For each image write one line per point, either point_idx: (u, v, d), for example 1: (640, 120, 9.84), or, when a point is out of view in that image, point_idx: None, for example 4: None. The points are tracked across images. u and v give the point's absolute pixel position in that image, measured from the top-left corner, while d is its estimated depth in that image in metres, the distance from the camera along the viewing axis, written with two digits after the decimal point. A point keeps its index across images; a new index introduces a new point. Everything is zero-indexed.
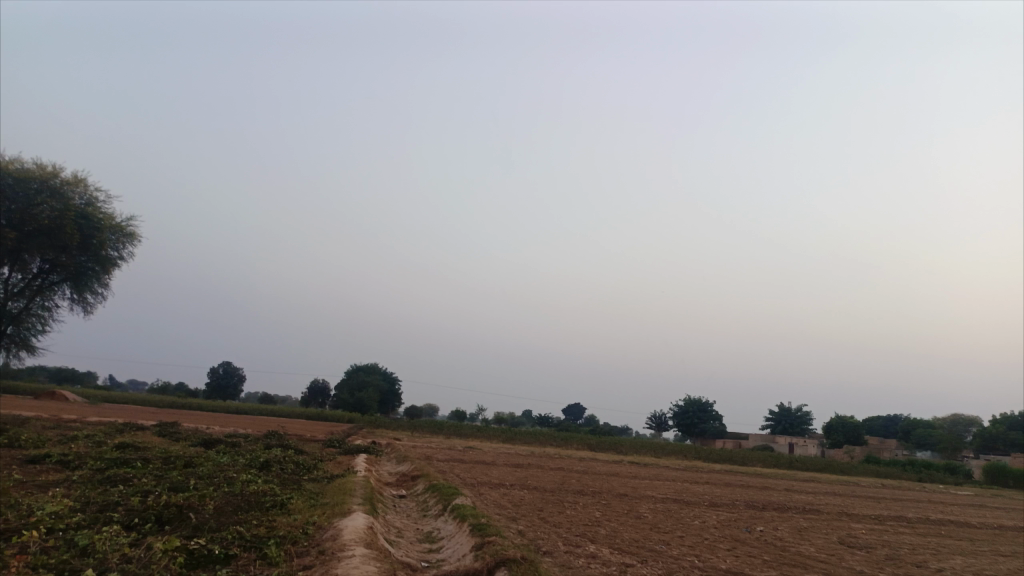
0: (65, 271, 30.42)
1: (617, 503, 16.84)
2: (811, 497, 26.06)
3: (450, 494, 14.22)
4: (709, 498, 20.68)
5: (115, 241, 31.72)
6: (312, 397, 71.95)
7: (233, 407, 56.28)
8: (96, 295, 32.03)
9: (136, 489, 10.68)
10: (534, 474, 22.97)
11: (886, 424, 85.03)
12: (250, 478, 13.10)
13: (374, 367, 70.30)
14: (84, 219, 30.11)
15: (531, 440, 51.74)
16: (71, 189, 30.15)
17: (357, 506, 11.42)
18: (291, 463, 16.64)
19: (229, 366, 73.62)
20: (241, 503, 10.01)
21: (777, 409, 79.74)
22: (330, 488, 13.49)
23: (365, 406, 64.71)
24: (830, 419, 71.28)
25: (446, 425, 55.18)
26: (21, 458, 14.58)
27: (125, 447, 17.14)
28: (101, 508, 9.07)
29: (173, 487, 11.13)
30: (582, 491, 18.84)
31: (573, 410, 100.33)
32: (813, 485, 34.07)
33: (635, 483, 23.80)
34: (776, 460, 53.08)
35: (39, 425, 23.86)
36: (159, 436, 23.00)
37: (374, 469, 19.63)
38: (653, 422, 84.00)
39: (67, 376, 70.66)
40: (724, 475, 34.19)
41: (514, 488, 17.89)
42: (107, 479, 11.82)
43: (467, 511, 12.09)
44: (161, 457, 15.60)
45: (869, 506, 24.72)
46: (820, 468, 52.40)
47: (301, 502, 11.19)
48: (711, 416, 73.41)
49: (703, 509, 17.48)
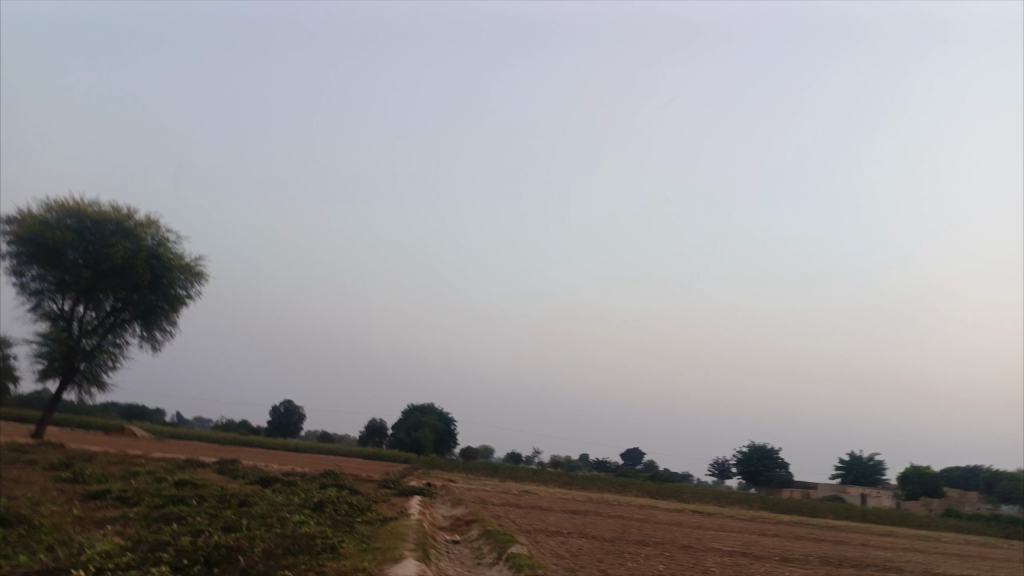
0: (136, 309, 31.35)
1: (680, 555, 15.99)
2: (890, 553, 24.41)
3: (505, 541, 13.70)
4: (779, 552, 19.52)
5: (184, 281, 32.58)
6: (370, 437, 72.08)
7: (292, 445, 56.73)
8: (165, 333, 32.87)
9: (188, 529, 10.54)
10: (592, 521, 22.15)
11: (966, 475, 80.17)
12: (303, 519, 12.85)
13: (430, 408, 70.03)
14: (155, 260, 31.11)
15: (589, 485, 50.50)
16: (143, 230, 31.17)
17: (409, 552, 11.04)
18: (345, 505, 16.39)
19: (290, 404, 74.58)
20: (291, 546, 9.74)
21: (847, 457, 76.12)
22: (384, 532, 13.16)
23: (421, 446, 64.53)
24: (905, 469, 67.60)
25: (502, 467, 54.55)
26: (81, 494, 14.70)
27: (183, 484, 17.21)
28: (151, 548, 8.92)
29: (225, 527, 10.95)
30: (643, 541, 18.00)
31: (632, 454, 97.95)
32: (890, 540, 32.05)
33: (699, 535, 22.67)
34: (848, 512, 50.38)
35: (104, 460, 24.30)
36: (219, 474, 23.12)
37: (427, 513, 19.24)
38: (715, 468, 81.28)
39: (135, 413, 72.64)
40: (793, 527, 32.46)
41: (572, 536, 17.19)
42: (162, 517, 11.75)
43: (523, 560, 11.60)
44: (217, 494, 15.55)
45: (955, 566, 22.99)
46: (895, 521, 49.49)
47: (352, 546, 10.88)
48: (776, 463, 70.59)
49: (774, 564, 16.44)
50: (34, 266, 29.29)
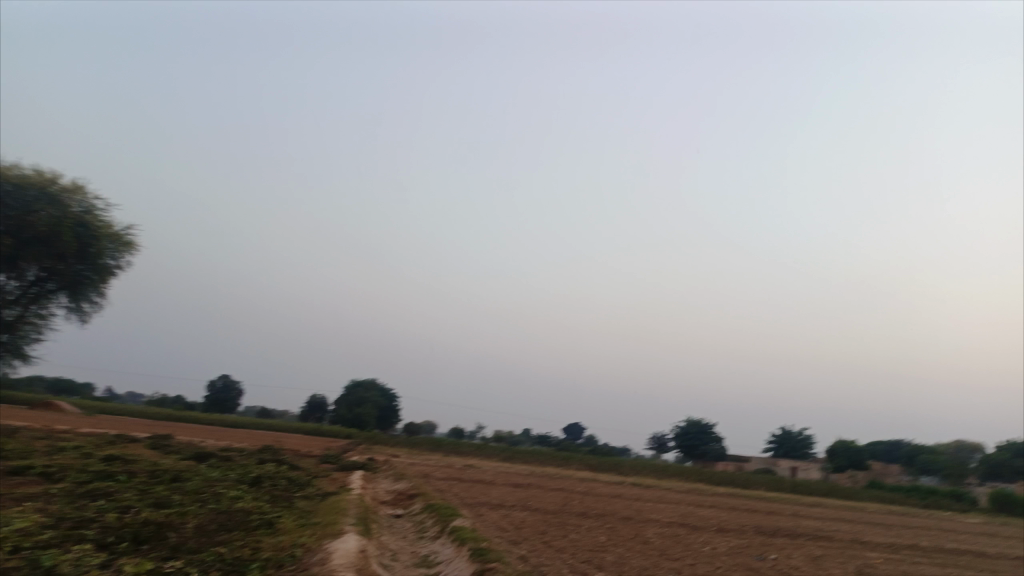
0: (62, 279, 29.93)
1: (622, 527, 16.14)
2: (820, 523, 25.31)
3: (449, 514, 13.58)
4: (717, 523, 19.94)
5: (113, 250, 31.19)
6: (311, 412, 71.11)
7: (230, 420, 55.50)
8: (94, 305, 31.53)
9: (116, 505, 10.06)
10: (534, 495, 22.25)
11: (888, 448, 84.05)
12: (240, 495, 12.45)
13: (373, 383, 69.45)
14: (82, 227, 29.64)
15: (531, 459, 51.00)
16: (69, 196, 29.67)
17: (350, 527, 10.79)
18: (283, 480, 15.97)
19: (228, 379, 72.94)
20: (226, 522, 9.38)
21: (779, 431, 78.74)
22: (324, 506, 12.87)
23: (363, 422, 64.02)
24: (832, 443, 70.37)
25: (445, 442, 54.55)
26: (2, 470, 13.95)
27: (113, 460, 16.50)
28: (75, 525, 8.47)
29: (157, 503, 10.48)
30: (585, 514, 18.14)
31: (573, 430, 99.44)
32: (820, 511, 33.29)
33: (639, 507, 23.05)
34: (780, 484, 52.22)
35: (28, 435, 23.24)
36: (152, 449, 22.33)
37: (369, 488, 18.97)
38: (653, 443, 83.14)
39: (64, 387, 69.92)
40: (728, 499, 33.38)
41: (515, 509, 17.18)
42: (88, 493, 11.21)
43: (466, 534, 11.47)
44: (148, 470, 14.94)
45: (880, 534, 23.97)
46: (823, 493, 51.53)
47: (290, 522, 10.57)
48: (712, 438, 72.60)
49: (711, 535, 16.77)
50: None
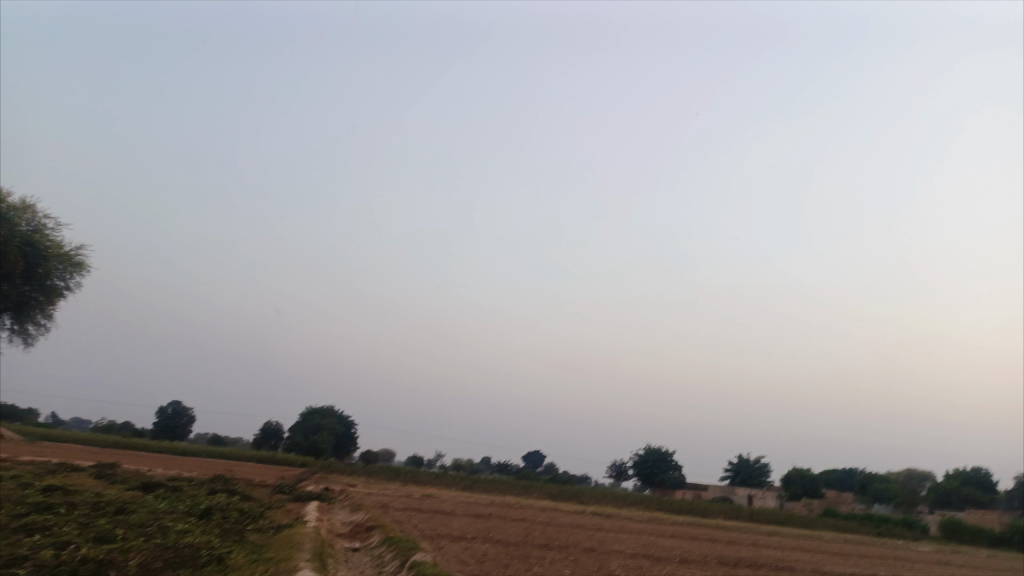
0: (6, 300, 28.76)
1: (585, 559, 15.85)
2: (779, 553, 25.33)
3: (409, 548, 13.13)
4: (679, 553, 19.77)
5: (62, 271, 30.09)
6: (265, 440, 69.30)
7: (180, 448, 53.71)
8: (39, 327, 30.33)
9: (53, 540, 9.44)
10: (495, 525, 21.82)
11: (842, 476, 85.18)
12: (189, 528, 11.85)
13: (330, 410, 68.08)
14: (31, 247, 28.60)
15: (491, 488, 50.38)
16: (18, 215, 28.62)
17: (305, 563, 10.29)
18: (235, 511, 15.31)
19: (179, 406, 70.70)
20: (172, 559, 8.86)
21: (736, 459, 79.29)
22: (278, 540, 12.32)
23: (319, 449, 62.61)
24: (788, 471, 71.00)
25: (403, 470, 53.61)
26: None
27: (53, 490, 15.63)
28: (7, 563, 7.88)
29: (98, 538, 9.89)
30: (547, 545, 17.82)
31: (533, 457, 98.72)
32: (778, 540, 33.39)
33: (601, 537, 22.77)
34: (738, 513, 52.43)
35: None
36: (96, 479, 21.34)
37: (325, 519, 18.36)
38: (613, 471, 82.95)
39: (3, 412, 66.92)
40: (688, 528, 33.30)
41: (476, 541, 16.78)
42: (25, 527, 10.55)
43: (428, 568, 11.08)
44: (91, 502, 14.13)
45: (838, 564, 24.07)
46: (780, 521, 51.85)
47: (241, 557, 10.05)
48: (671, 466, 72.71)
49: (675, 566, 16.58)
50: None
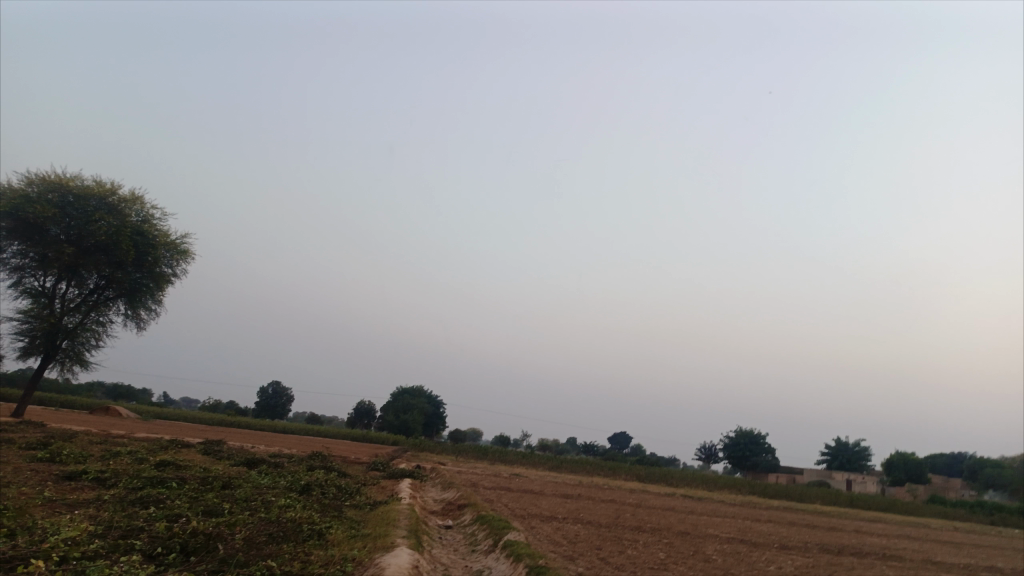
0: (120, 287, 30.49)
1: (679, 542, 15.45)
2: (885, 540, 24.12)
3: (501, 527, 13.12)
4: (778, 539, 19.08)
5: (169, 259, 31.72)
6: (358, 419, 71.63)
7: (280, 426, 56.11)
8: (150, 312, 31.98)
9: (166, 513, 9.92)
10: (585, 506, 21.67)
11: (950, 461, 80.66)
12: (290, 503, 12.24)
13: (420, 390, 69.56)
14: (140, 236, 30.31)
15: (578, 469, 50.29)
16: (128, 206, 30.30)
17: (402, 540, 10.40)
18: (332, 488, 15.77)
19: (278, 386, 73.86)
20: (275, 534, 9.12)
21: (833, 443, 76.31)
22: (374, 516, 12.59)
23: (410, 428, 64.17)
24: (890, 456, 67.79)
25: (491, 450, 54.24)
26: (57, 475, 14.02)
27: (165, 465, 16.53)
28: (124, 534, 8.28)
29: (206, 511, 10.33)
30: (640, 527, 17.54)
31: (620, 439, 98.13)
32: (882, 527, 31.85)
33: (694, 520, 22.29)
34: (836, 498, 50.48)
35: (85, 440, 23.60)
36: (204, 455, 22.49)
37: (418, 497, 18.74)
38: (702, 453, 81.44)
39: (122, 393, 71.86)
40: (784, 513, 32.20)
41: (568, 522, 16.68)
42: (140, 500, 11.14)
43: (522, 548, 10.99)
44: (199, 476, 14.82)
45: (952, 553, 22.70)
46: (882, 507, 49.57)
47: (340, 533, 10.29)
48: (763, 448, 70.71)
49: (774, 552, 15.99)
50: (15, 241, 28.29)
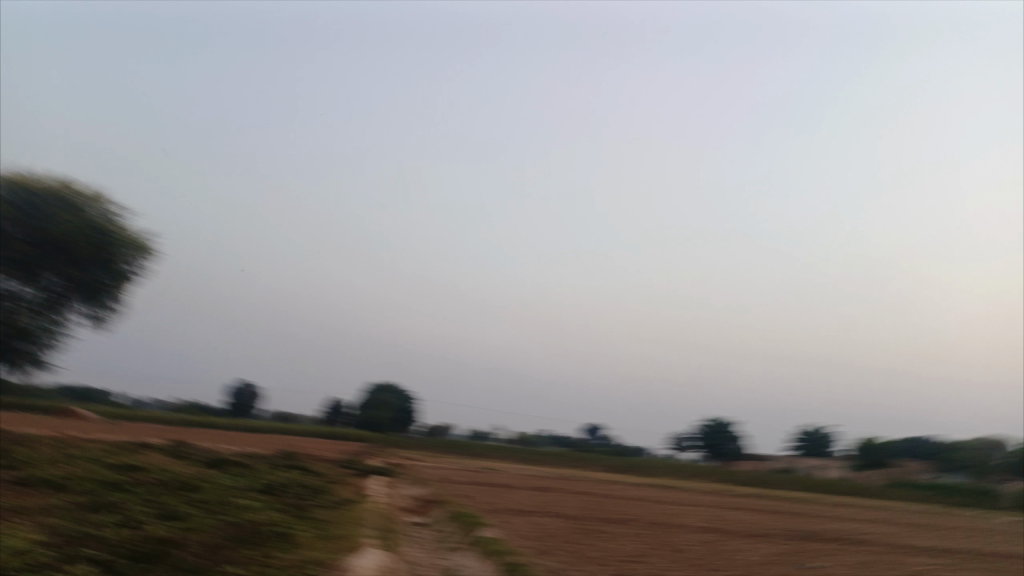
0: (77, 285, 29.53)
1: (651, 533, 15.39)
2: (853, 525, 24.43)
3: (472, 523, 12.92)
4: (750, 527, 19.15)
5: (128, 255, 30.78)
6: (328, 416, 70.86)
7: (247, 425, 55.19)
8: (109, 310, 31.05)
9: (122, 518, 9.51)
10: (558, 500, 21.59)
11: (912, 445, 82.32)
12: (254, 504, 11.87)
13: (389, 385, 68.96)
14: (97, 232, 29.43)
15: (550, 461, 50.27)
16: (84, 202, 29.36)
17: (370, 540, 10.12)
18: (300, 487, 15.41)
19: (245, 384, 72.71)
20: (237, 537, 8.79)
21: (800, 429, 77.25)
22: (341, 516, 12.27)
23: (380, 425, 63.63)
24: (855, 441, 68.96)
25: (463, 444, 53.98)
26: (9, 480, 13.46)
27: (125, 468, 15.97)
28: (74, 542, 7.88)
29: (166, 515, 9.94)
30: (611, 519, 17.47)
31: (590, 431, 98.50)
32: (849, 511, 32.33)
33: (665, 510, 22.29)
34: (804, 483, 51.14)
35: (43, 443, 22.84)
36: (168, 456, 21.93)
37: (388, 494, 18.49)
38: (672, 443, 82.08)
39: (84, 394, 70.18)
40: (754, 501, 32.50)
41: (539, 515, 16.52)
42: (96, 505, 10.71)
43: (492, 545, 10.75)
44: (160, 479, 14.35)
45: (918, 536, 23.07)
46: (848, 492, 50.38)
47: (306, 534, 9.98)
48: (732, 436, 71.44)
49: (747, 540, 16.02)
50: None
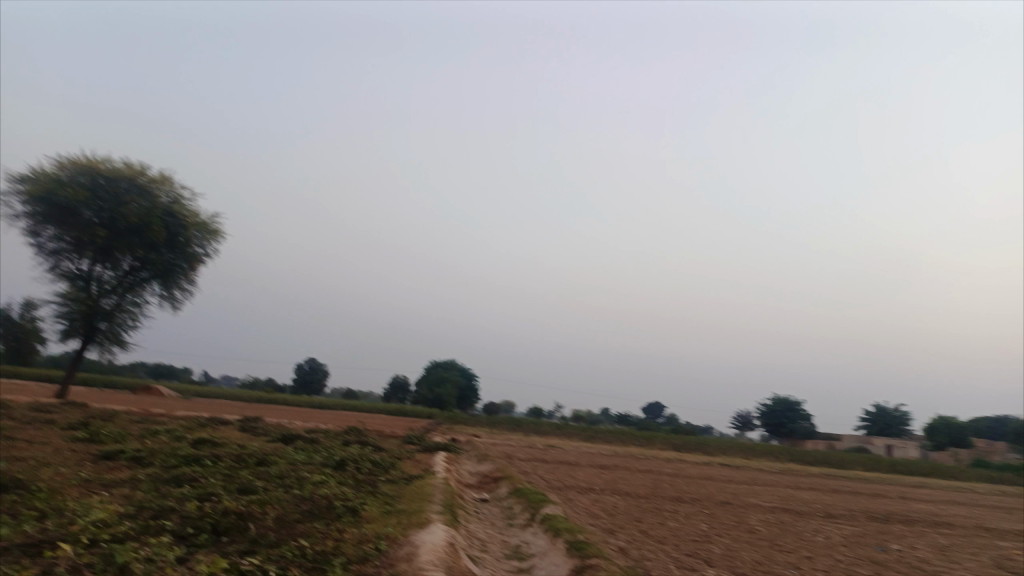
0: (154, 269, 30.66)
1: (721, 513, 15.05)
2: (934, 507, 23.46)
3: (538, 500, 12.85)
4: (824, 508, 18.57)
5: (200, 238, 31.77)
6: (393, 393, 72.28)
7: (316, 401, 56.72)
8: (184, 292, 32.15)
9: (198, 492, 9.79)
10: (623, 477, 21.39)
11: (994, 425, 78.82)
12: (323, 479, 12.09)
13: (452, 363, 69.94)
14: (171, 217, 30.44)
15: (614, 439, 50.05)
16: (158, 187, 30.33)
17: (438, 516, 10.14)
18: (367, 463, 15.64)
19: (314, 362, 74.70)
20: (308, 511, 8.94)
21: (873, 408, 74.95)
22: (409, 492, 12.38)
23: (444, 402, 64.47)
24: (932, 420, 66.45)
25: (526, 421, 54.24)
26: (95, 454, 14.08)
27: (202, 444, 16.52)
28: (155, 515, 8.14)
29: (240, 489, 10.22)
30: (679, 498, 17.19)
31: (653, 409, 97.70)
32: (928, 492, 31.16)
33: (733, 489, 21.86)
34: (877, 463, 49.56)
35: (126, 419, 23.86)
36: (241, 432, 22.62)
37: (454, 470, 18.64)
38: (738, 421, 80.74)
39: (163, 372, 73.43)
40: (825, 480, 31.61)
41: (606, 493, 16.37)
42: (174, 479, 11.06)
43: (561, 523, 10.65)
44: (234, 454, 14.77)
45: (1004, 519, 21.99)
46: (925, 473, 48.60)
47: (376, 509, 10.09)
48: (801, 415, 69.78)
49: (821, 522, 15.51)
50: (50, 225, 28.62)
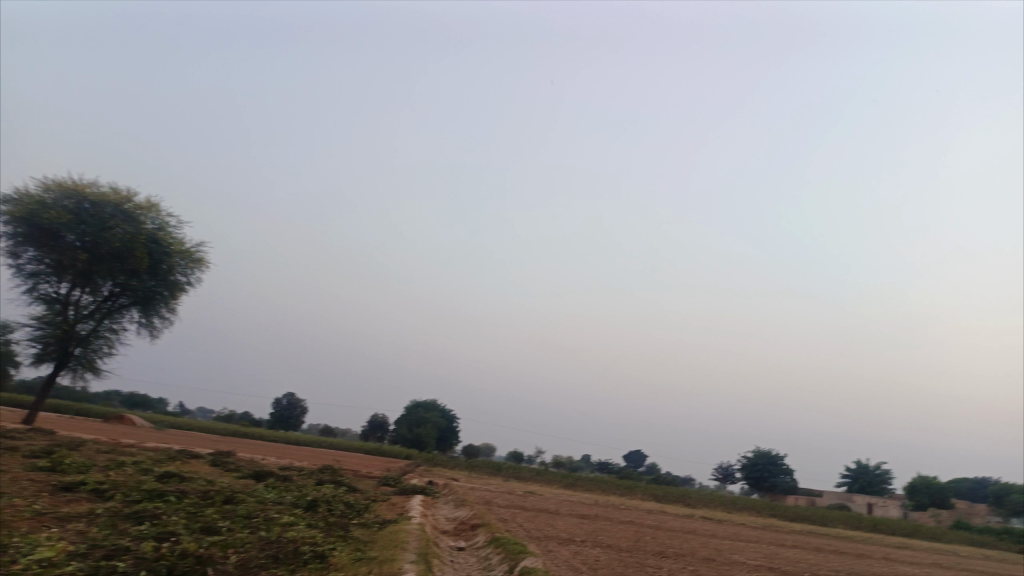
0: (134, 295, 30.06)
1: (704, 570, 14.55)
2: (918, 569, 23.02)
3: (517, 551, 12.32)
4: (808, 567, 18.08)
5: (184, 266, 31.28)
6: (372, 433, 71.05)
7: (293, 437, 55.53)
8: (163, 320, 31.53)
9: (158, 530, 9.23)
10: (603, 528, 20.81)
11: (974, 487, 78.61)
12: (292, 520, 11.52)
13: (433, 404, 68.96)
14: (155, 244, 29.97)
15: (593, 487, 49.22)
16: (143, 214, 29.90)
17: (410, 565, 9.61)
18: (341, 504, 15.04)
19: (293, 397, 73.35)
20: (272, 556, 8.42)
21: (855, 465, 74.49)
22: (382, 537, 11.84)
23: (423, 442, 63.38)
24: (913, 479, 66.08)
25: (506, 466, 53.31)
26: (56, 485, 13.43)
27: (169, 478, 15.83)
28: (107, 555, 7.59)
29: (203, 529, 9.66)
30: (662, 552, 16.64)
31: (635, 457, 96.71)
32: (912, 554, 30.63)
33: (716, 544, 21.31)
34: (859, 521, 49.00)
35: (92, 449, 23.02)
36: (212, 466, 21.88)
37: (430, 515, 18.03)
38: (719, 473, 79.90)
39: (138, 402, 71.83)
40: (807, 538, 31.09)
41: (586, 545, 15.83)
42: (135, 515, 10.49)
43: None
44: (201, 489, 14.15)
45: None
46: (906, 533, 48.06)
47: (345, 555, 9.57)
48: (782, 470, 69.15)
49: None
50: (30, 247, 28.04)
